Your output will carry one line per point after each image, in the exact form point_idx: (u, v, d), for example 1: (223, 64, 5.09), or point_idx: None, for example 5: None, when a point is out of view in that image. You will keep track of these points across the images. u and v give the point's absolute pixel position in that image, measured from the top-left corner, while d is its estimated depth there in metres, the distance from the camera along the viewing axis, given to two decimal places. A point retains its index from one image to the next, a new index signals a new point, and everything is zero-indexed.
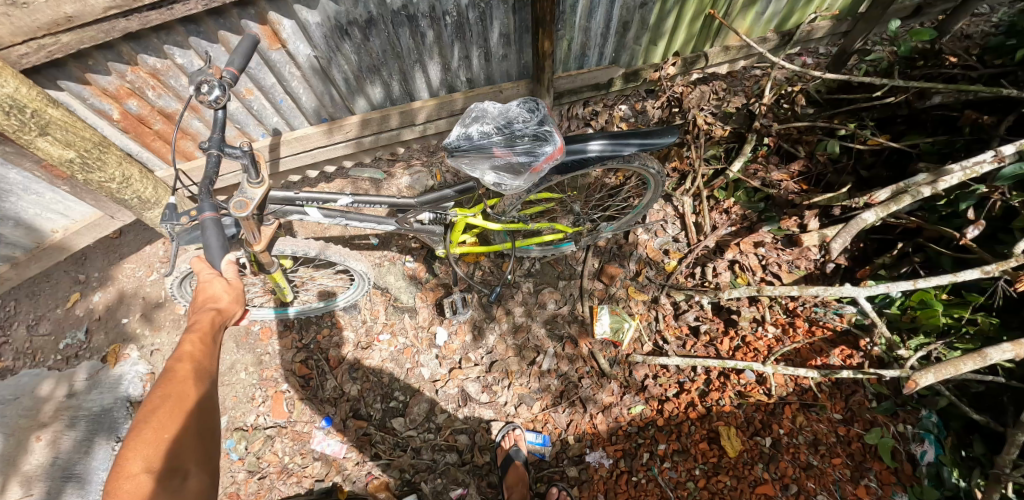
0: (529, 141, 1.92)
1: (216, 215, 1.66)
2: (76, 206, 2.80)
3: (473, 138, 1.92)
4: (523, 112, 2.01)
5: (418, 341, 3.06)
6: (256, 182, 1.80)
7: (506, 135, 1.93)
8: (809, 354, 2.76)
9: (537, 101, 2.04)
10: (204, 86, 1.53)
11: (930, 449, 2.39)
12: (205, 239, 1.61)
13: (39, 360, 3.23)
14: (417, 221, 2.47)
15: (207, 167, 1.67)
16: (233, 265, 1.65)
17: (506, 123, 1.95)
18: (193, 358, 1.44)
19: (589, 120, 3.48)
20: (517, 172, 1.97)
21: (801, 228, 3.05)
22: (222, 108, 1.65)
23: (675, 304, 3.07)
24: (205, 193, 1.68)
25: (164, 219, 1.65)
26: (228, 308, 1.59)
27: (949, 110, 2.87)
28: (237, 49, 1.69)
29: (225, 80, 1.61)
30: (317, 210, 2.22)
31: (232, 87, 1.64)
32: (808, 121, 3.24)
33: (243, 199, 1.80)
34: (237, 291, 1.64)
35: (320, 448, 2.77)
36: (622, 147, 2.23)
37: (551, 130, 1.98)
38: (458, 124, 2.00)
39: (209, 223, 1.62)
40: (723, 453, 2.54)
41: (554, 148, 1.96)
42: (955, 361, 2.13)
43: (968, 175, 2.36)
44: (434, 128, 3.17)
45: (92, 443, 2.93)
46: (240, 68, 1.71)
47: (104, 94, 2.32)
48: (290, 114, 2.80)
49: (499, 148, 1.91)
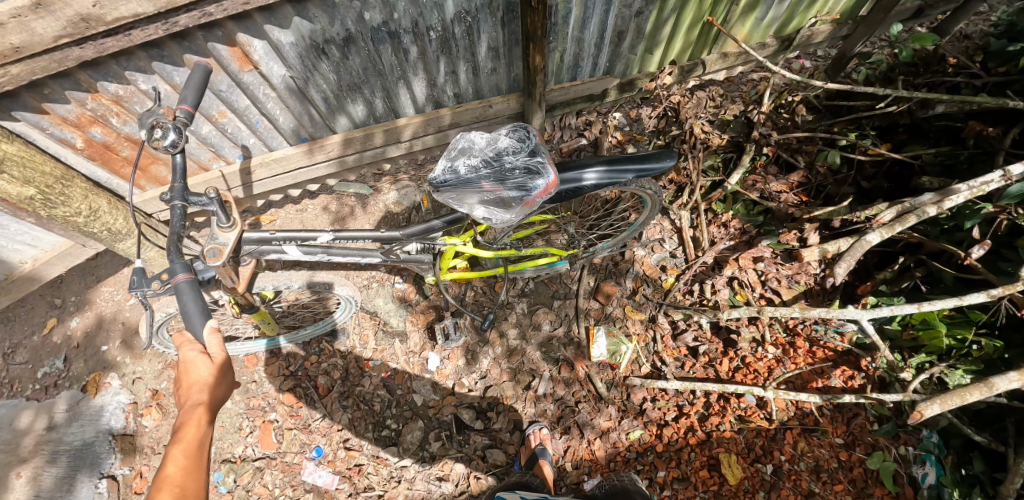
0: (521, 175, 1.80)
1: (191, 275, 1.46)
2: (44, 236, 2.67)
3: (460, 173, 1.80)
4: (513, 143, 1.88)
5: (409, 366, 2.97)
6: (227, 226, 1.64)
7: (495, 169, 1.81)
8: (810, 377, 2.71)
9: (528, 129, 1.91)
10: (157, 131, 1.38)
11: (931, 471, 2.36)
12: (182, 306, 1.38)
13: (16, 390, 3.09)
14: (403, 252, 2.45)
15: (172, 220, 1.51)
16: (218, 333, 1.40)
17: (495, 156, 1.83)
18: (177, 480, 1.18)
19: (583, 130, 3.35)
20: (508, 205, 1.85)
21: (801, 242, 2.95)
22: (180, 152, 1.50)
23: (673, 323, 3.00)
24: (175, 250, 1.49)
25: (133, 288, 1.43)
26: (216, 395, 1.35)
27: (952, 121, 2.76)
28: (188, 84, 1.52)
29: (179, 120, 1.46)
30: (295, 248, 2.12)
31: (188, 127, 1.48)
32: (808, 131, 3.13)
33: (215, 246, 1.65)
34: (223, 368, 1.39)
35: (311, 479, 2.66)
36: (619, 176, 2.12)
37: (544, 161, 1.84)
38: (443, 157, 1.87)
39: (184, 287, 1.41)
40: (724, 480, 2.51)
41: (547, 182, 1.81)
42: (961, 391, 2.11)
43: (974, 195, 2.30)
44: (422, 145, 3.03)
45: (74, 480, 2.78)
46: (194, 105, 1.54)
47: (65, 122, 2.19)
48: (268, 135, 2.66)
49: (487, 182, 1.80)
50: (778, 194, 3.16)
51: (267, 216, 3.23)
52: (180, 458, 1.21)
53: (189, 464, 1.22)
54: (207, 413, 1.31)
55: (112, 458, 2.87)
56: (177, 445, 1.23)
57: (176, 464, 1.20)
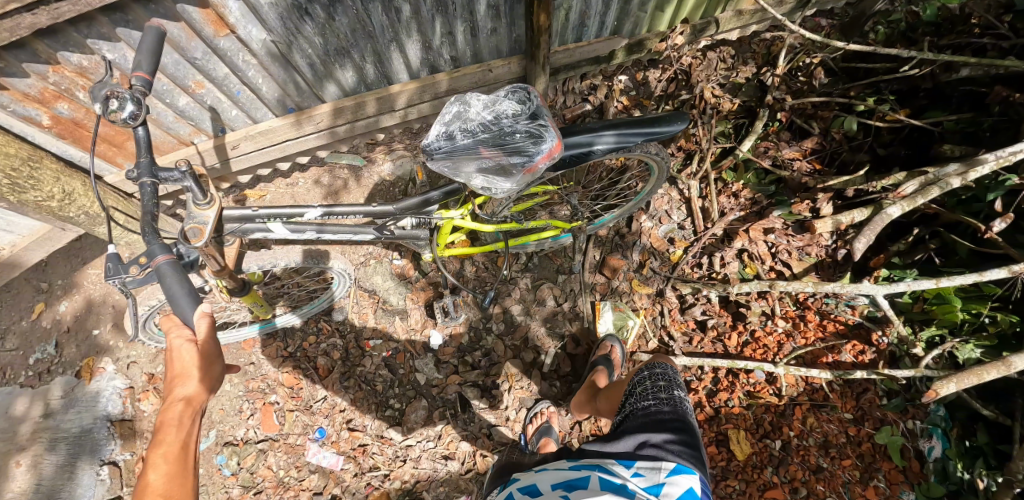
0: (522, 139, 1.67)
1: (172, 257, 1.39)
2: (20, 221, 2.54)
3: (456, 139, 1.67)
4: (514, 104, 1.73)
5: (411, 346, 2.81)
6: (204, 203, 1.53)
7: (493, 133, 1.66)
8: (820, 352, 2.61)
9: (528, 90, 1.75)
10: (113, 102, 1.22)
11: (938, 445, 2.34)
12: (166, 289, 1.32)
13: (9, 378, 3.00)
14: (397, 227, 2.32)
15: (144, 202, 1.42)
16: (207, 318, 1.34)
17: (493, 119, 1.68)
18: (162, 488, 1.11)
19: (587, 95, 3.12)
20: (508, 173, 1.73)
21: (813, 212, 2.79)
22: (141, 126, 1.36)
23: (681, 297, 2.82)
24: (151, 232, 1.42)
25: (108, 275, 1.34)
26: (203, 387, 1.29)
27: (976, 85, 2.58)
28: (142, 48, 1.33)
29: (137, 90, 1.29)
30: (281, 226, 2.05)
31: (147, 96, 1.32)
32: (825, 95, 2.92)
33: (195, 226, 1.54)
34: (210, 354, 1.33)
35: (315, 460, 2.60)
36: (629, 140, 1.99)
37: (547, 123, 1.70)
38: (437, 122, 1.73)
39: (166, 268, 1.35)
40: (732, 456, 2.45)
41: (551, 145, 1.70)
42: (978, 369, 2.07)
43: (1001, 165, 2.16)
44: (417, 113, 2.79)
45: (75, 467, 2.74)
46: (151, 71, 1.35)
47: (27, 98, 2.06)
48: (250, 106, 2.45)
49: (485, 148, 1.66)
50: (791, 161, 2.95)
51: (255, 191, 3.06)
52: (163, 465, 1.16)
53: (174, 470, 1.16)
54: (194, 409, 1.25)
55: (113, 444, 2.81)
56: (159, 450, 1.17)
57: (159, 470, 1.14)
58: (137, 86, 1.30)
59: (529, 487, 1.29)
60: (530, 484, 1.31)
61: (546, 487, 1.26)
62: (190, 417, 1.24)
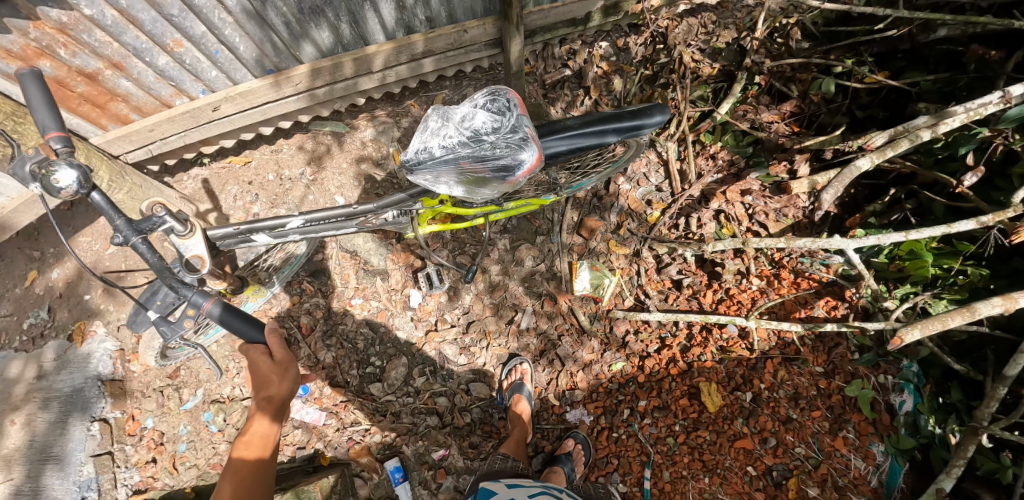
0: (503, 155, 1.77)
1: (212, 299, 1.61)
2: (8, 183, 2.60)
3: (435, 154, 1.76)
4: (491, 116, 1.83)
5: (391, 305, 2.84)
6: (186, 232, 1.68)
7: (474, 148, 1.76)
8: (793, 307, 2.64)
9: (507, 103, 1.84)
10: (55, 180, 1.31)
11: (909, 399, 2.37)
12: (225, 324, 1.60)
13: (4, 342, 3.08)
14: (379, 218, 2.32)
15: (148, 258, 1.55)
16: (275, 336, 1.61)
17: (473, 135, 1.78)
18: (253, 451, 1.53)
19: (567, 60, 3.13)
20: (490, 184, 1.84)
21: (790, 174, 2.79)
22: (92, 191, 1.42)
23: (658, 257, 2.86)
24: (178, 285, 1.61)
25: (167, 338, 1.60)
26: (280, 389, 1.57)
27: (953, 45, 2.56)
28: (32, 104, 1.33)
29: (62, 153, 1.37)
30: (265, 235, 2.10)
31: (74, 156, 1.39)
32: (802, 57, 2.92)
33: (194, 256, 1.73)
34: (280, 365, 1.59)
35: (298, 416, 2.67)
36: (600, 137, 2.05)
37: (526, 137, 1.79)
38: (417, 136, 1.82)
39: (212, 312, 1.59)
40: (703, 408, 2.51)
41: (531, 158, 1.79)
42: (942, 316, 2.11)
43: (971, 117, 2.17)
44: (395, 76, 2.83)
45: (67, 424, 2.80)
46: (59, 128, 1.37)
47: (9, 55, 2.06)
48: (229, 66, 2.49)
49: (466, 162, 1.76)
50: (768, 124, 2.96)
51: (241, 157, 3.13)
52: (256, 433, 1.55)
53: (260, 438, 1.55)
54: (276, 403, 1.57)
55: (103, 402, 2.87)
56: (246, 438, 1.54)
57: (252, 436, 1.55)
58: (57, 149, 1.36)
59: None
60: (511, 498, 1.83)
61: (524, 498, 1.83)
62: (269, 414, 1.56)
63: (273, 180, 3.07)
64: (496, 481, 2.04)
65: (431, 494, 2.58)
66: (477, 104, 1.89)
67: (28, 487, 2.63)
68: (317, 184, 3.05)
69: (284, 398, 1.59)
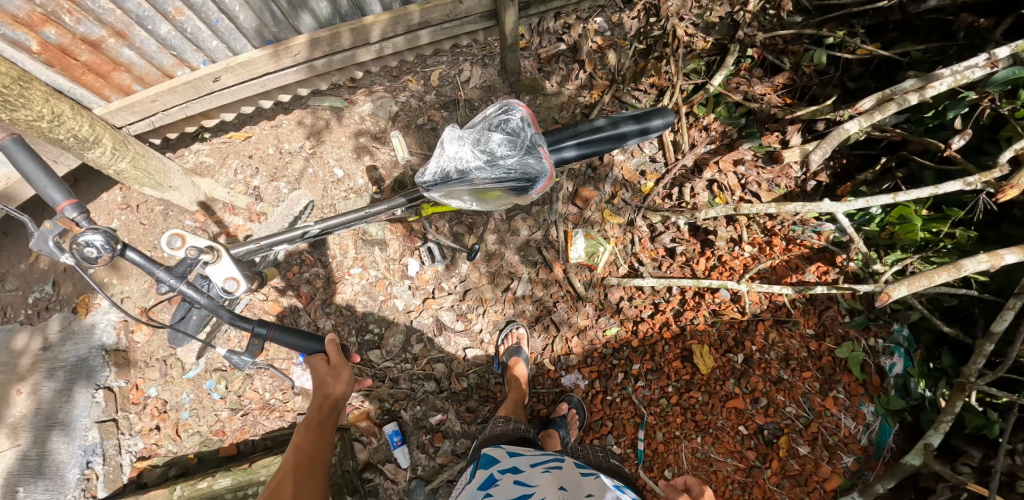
0: (517, 174, 2.15)
1: (272, 326, 1.80)
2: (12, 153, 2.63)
3: (456, 173, 2.13)
4: (506, 140, 2.21)
5: (389, 273, 2.88)
6: (212, 258, 1.72)
7: (492, 168, 2.14)
8: (784, 272, 2.67)
9: (521, 129, 2.22)
10: (86, 250, 1.57)
11: (899, 362, 2.39)
12: (290, 342, 1.87)
13: (10, 316, 3.13)
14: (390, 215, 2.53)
15: (196, 297, 1.73)
16: (333, 343, 1.91)
17: (491, 158, 2.16)
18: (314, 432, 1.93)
19: (562, 34, 3.17)
20: (504, 197, 2.21)
21: (782, 144, 2.86)
22: (122, 249, 1.69)
23: (652, 227, 2.91)
24: (228, 315, 1.78)
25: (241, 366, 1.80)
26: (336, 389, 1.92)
27: (943, 14, 2.55)
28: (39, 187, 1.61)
29: (78, 220, 1.61)
30: (284, 245, 2.24)
31: (85, 217, 1.62)
32: (795, 29, 2.97)
33: (230, 278, 1.75)
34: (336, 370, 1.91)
35: (300, 382, 2.91)
36: (596, 151, 2.35)
37: (539, 157, 2.17)
38: (440, 158, 2.19)
39: (275, 336, 1.80)
40: (696, 370, 2.56)
41: (543, 177, 2.13)
42: (930, 273, 2.14)
43: (958, 80, 2.21)
44: (392, 48, 2.87)
45: (72, 391, 2.85)
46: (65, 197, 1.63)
47: (16, 21, 2.12)
48: (230, 36, 2.53)
49: (484, 181, 2.14)
50: (761, 96, 2.99)
51: (242, 132, 3.19)
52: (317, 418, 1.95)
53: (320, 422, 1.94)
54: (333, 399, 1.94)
55: (107, 372, 2.91)
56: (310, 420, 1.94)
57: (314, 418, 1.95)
58: (72, 218, 1.60)
59: (509, 469, 1.65)
60: (510, 468, 1.66)
61: (526, 467, 1.66)
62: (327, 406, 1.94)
63: (273, 153, 3.13)
64: (498, 447, 1.93)
65: (429, 456, 2.65)
66: (496, 129, 2.27)
67: (34, 452, 2.71)
68: (317, 157, 3.12)
69: (339, 398, 1.95)
